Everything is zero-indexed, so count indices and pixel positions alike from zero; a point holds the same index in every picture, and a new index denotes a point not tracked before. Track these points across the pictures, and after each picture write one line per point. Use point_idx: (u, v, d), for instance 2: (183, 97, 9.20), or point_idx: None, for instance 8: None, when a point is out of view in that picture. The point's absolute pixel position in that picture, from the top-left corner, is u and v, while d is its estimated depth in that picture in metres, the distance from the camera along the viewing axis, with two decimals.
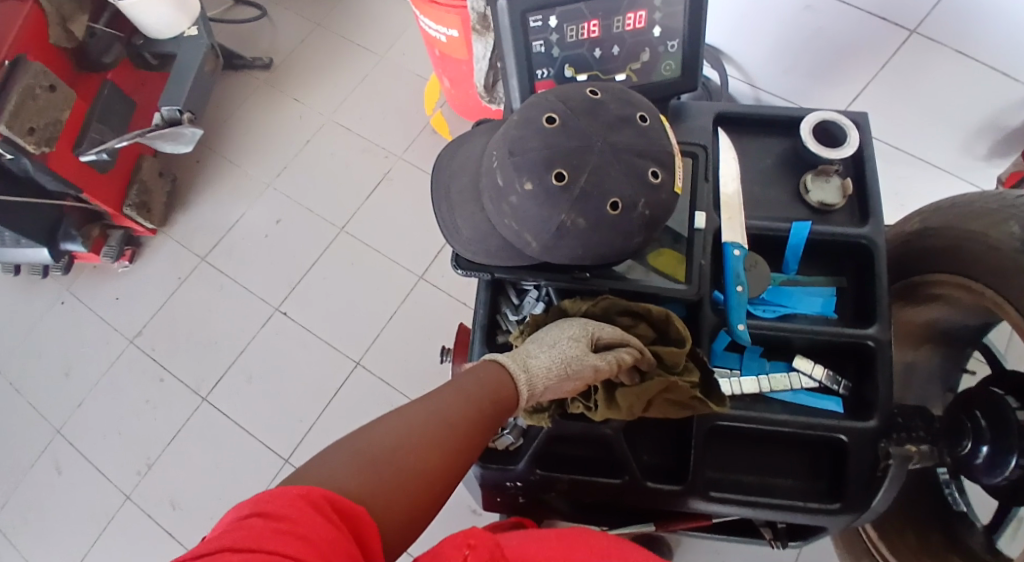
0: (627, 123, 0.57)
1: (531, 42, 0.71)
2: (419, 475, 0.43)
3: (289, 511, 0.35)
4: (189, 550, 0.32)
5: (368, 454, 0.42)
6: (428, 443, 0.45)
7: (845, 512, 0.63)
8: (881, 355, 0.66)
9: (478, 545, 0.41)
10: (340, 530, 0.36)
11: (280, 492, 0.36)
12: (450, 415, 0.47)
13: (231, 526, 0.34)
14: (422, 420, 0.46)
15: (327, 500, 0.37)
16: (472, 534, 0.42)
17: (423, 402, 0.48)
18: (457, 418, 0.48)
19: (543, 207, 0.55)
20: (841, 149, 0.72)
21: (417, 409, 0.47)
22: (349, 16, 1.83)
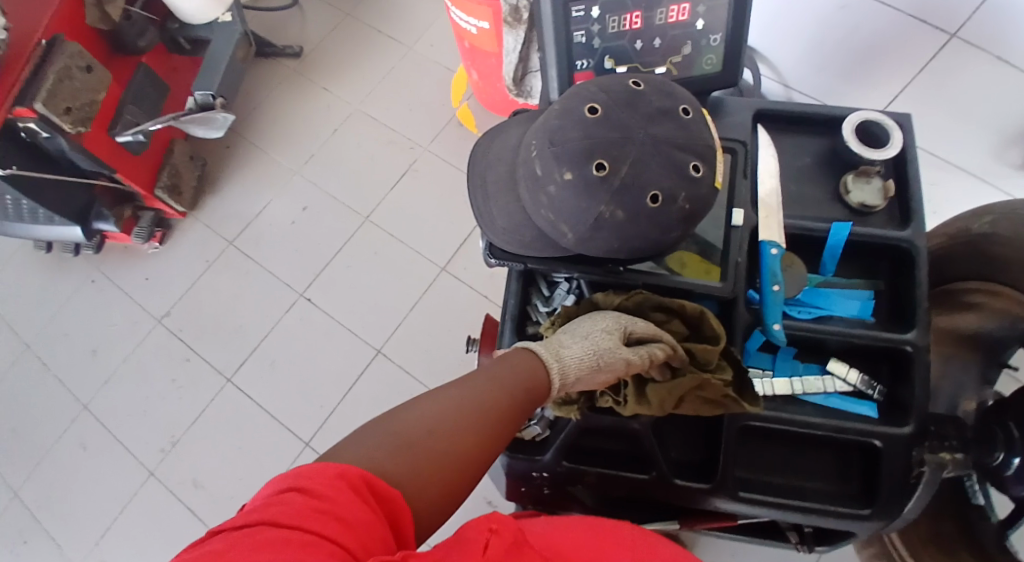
0: (669, 116, 0.56)
1: (571, 32, 0.71)
2: (452, 459, 0.43)
3: (327, 489, 0.35)
4: (227, 521, 0.33)
5: (402, 436, 0.42)
6: (461, 427, 0.45)
7: (876, 518, 0.62)
8: (919, 361, 0.65)
9: (502, 531, 0.39)
10: (374, 512, 0.36)
11: (317, 470, 0.36)
12: (483, 400, 0.47)
13: (268, 501, 0.34)
14: (455, 405, 0.46)
15: (364, 480, 0.37)
16: (496, 519, 0.40)
17: (457, 386, 0.48)
18: (490, 404, 0.47)
19: (582, 198, 0.55)
20: (885, 149, 0.70)
21: (451, 392, 0.47)
22: (380, 5, 1.84)
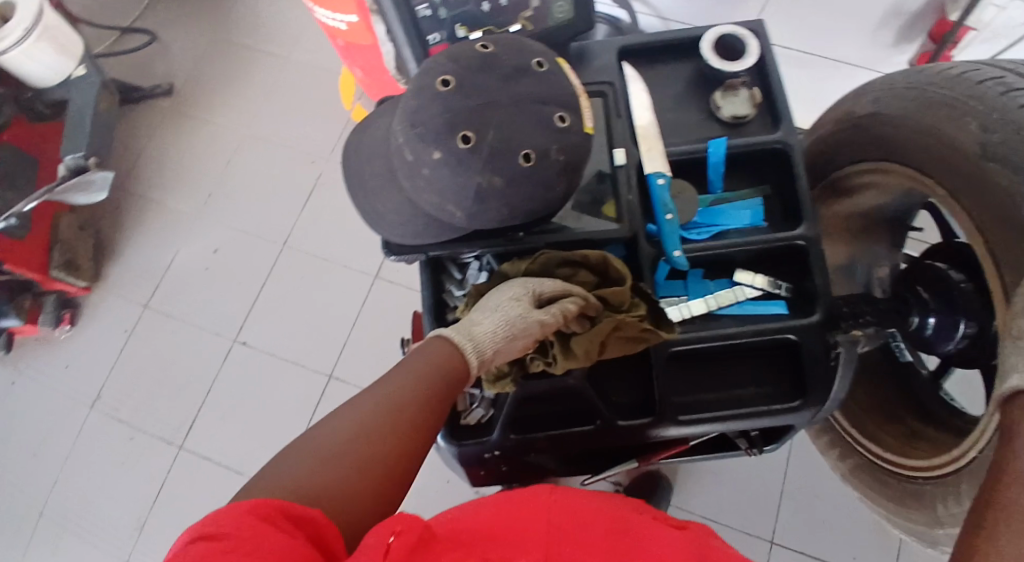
0: (525, 72, 0.56)
1: (415, 7, 0.73)
2: (373, 462, 0.46)
3: (234, 529, 0.36)
4: None
5: (319, 453, 0.44)
6: (382, 429, 0.48)
7: (808, 406, 0.66)
8: (813, 251, 0.69)
9: (405, 531, 0.41)
10: (290, 534, 0.38)
11: (224, 512, 0.37)
12: (400, 398, 0.50)
13: (179, 552, 0.35)
14: (367, 412, 0.48)
15: (277, 509, 0.39)
16: (401, 519, 0.42)
17: (374, 392, 0.51)
18: (403, 402, 0.50)
19: (456, 173, 0.55)
20: (743, 60, 0.74)
21: (369, 399, 0.50)
22: (243, 24, 1.76)
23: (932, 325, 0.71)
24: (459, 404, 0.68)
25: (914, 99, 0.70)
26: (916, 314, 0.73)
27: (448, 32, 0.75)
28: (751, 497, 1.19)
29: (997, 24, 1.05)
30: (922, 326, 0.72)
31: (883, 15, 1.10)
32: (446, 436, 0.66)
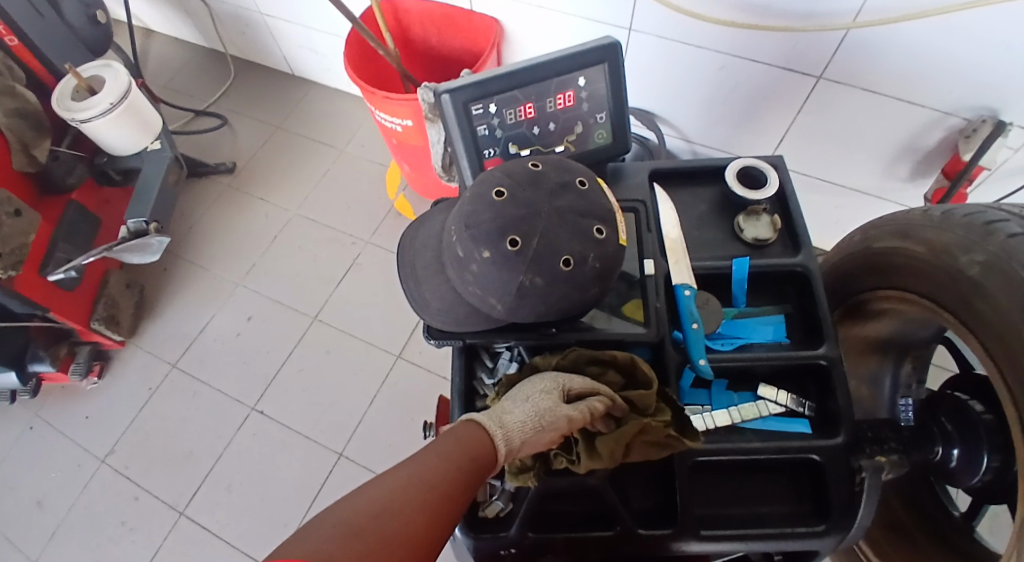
0: (568, 188, 0.62)
1: (475, 127, 0.78)
2: (401, 536, 0.48)
3: None
4: None
5: (352, 521, 0.47)
6: (412, 504, 0.50)
7: (831, 533, 0.65)
8: (836, 372, 0.71)
9: None
10: None
11: None
12: (430, 475, 0.52)
13: None
14: (400, 486, 0.51)
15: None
16: None
17: (407, 467, 0.53)
18: (434, 479, 0.52)
19: (502, 271, 0.59)
20: (764, 190, 0.80)
21: (403, 473, 0.52)
22: (306, 116, 1.93)
23: (956, 456, 0.72)
24: (479, 495, 0.68)
25: (933, 239, 0.75)
26: (939, 444, 0.75)
27: (502, 148, 0.81)
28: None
29: (1009, 167, 1.12)
30: (946, 457, 0.73)
31: (898, 148, 1.21)
32: (464, 528, 0.66)
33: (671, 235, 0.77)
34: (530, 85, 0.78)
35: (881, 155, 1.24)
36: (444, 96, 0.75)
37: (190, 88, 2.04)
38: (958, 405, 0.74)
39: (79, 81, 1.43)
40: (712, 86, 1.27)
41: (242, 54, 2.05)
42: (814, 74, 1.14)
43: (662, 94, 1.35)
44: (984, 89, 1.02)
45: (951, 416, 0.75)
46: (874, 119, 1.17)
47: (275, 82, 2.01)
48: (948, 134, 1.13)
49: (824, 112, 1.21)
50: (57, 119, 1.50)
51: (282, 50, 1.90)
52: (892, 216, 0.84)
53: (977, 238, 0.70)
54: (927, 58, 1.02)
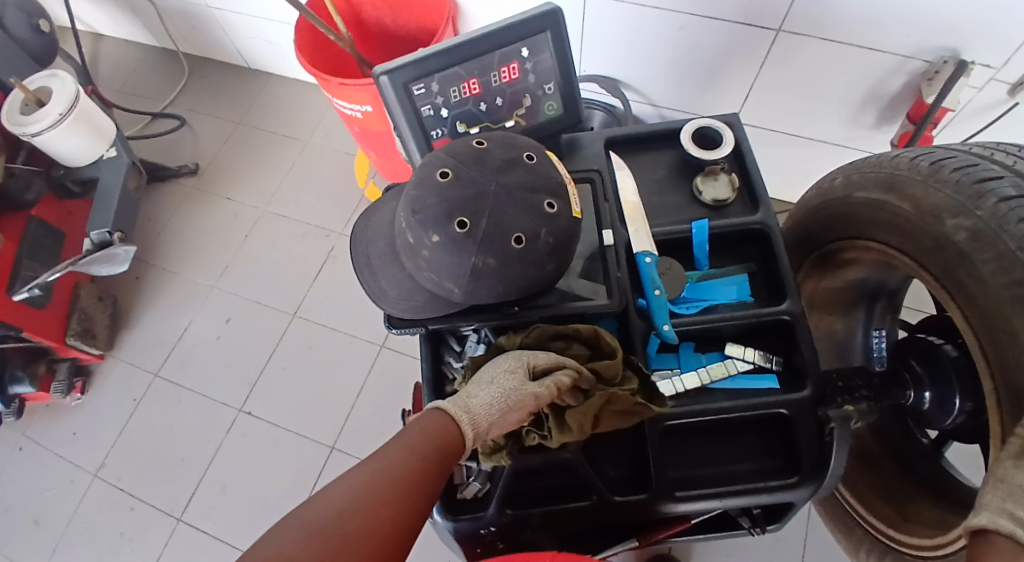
0: (516, 164, 0.61)
1: (419, 108, 0.77)
2: (367, 534, 0.48)
3: None
4: None
5: (316, 523, 0.47)
6: (377, 497, 0.50)
7: (804, 484, 0.66)
8: (799, 326, 0.71)
9: None
10: None
11: None
12: (397, 468, 0.52)
13: None
14: (366, 481, 0.51)
15: None
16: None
17: (372, 461, 0.53)
18: (400, 471, 0.52)
19: (453, 255, 0.58)
20: (719, 150, 0.80)
21: (369, 467, 0.52)
22: (267, 109, 1.88)
23: (929, 399, 0.73)
24: (456, 478, 0.69)
25: (897, 186, 0.73)
26: (911, 388, 0.75)
27: (450, 128, 0.80)
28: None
29: (974, 106, 1.12)
30: (919, 400, 0.74)
31: (864, 96, 1.20)
32: (442, 511, 0.66)
33: (627, 203, 0.77)
34: (471, 61, 0.76)
35: (848, 104, 1.23)
36: (383, 77, 0.73)
37: (145, 89, 1.99)
38: (930, 349, 0.76)
39: (26, 94, 1.39)
40: (674, 48, 1.25)
41: (195, 51, 1.99)
42: (773, 27, 1.13)
43: (624, 59, 1.33)
44: (944, 31, 1.02)
45: (921, 360, 0.76)
46: (836, 68, 1.17)
47: (232, 77, 1.96)
48: (911, 77, 1.12)
49: (785, 65, 1.20)
50: (7, 135, 1.45)
51: (236, 43, 1.85)
52: (841, 169, 0.84)
53: (942, 184, 0.68)
54: (883, 2, 1.01)
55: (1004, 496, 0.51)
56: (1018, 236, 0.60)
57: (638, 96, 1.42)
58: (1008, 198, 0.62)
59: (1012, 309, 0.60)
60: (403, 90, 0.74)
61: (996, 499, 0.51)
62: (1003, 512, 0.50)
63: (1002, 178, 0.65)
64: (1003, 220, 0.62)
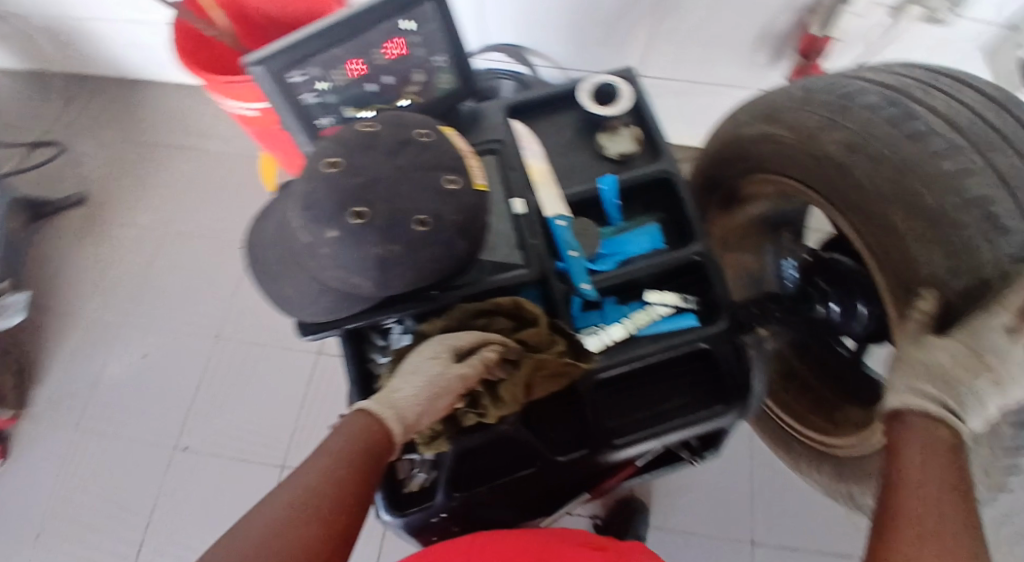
0: (410, 143, 0.59)
1: (302, 96, 0.73)
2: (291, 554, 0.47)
3: None
4: None
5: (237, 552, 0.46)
6: (302, 517, 0.49)
7: (732, 410, 0.69)
8: (709, 264, 0.74)
9: None
10: None
11: None
12: (318, 479, 0.51)
13: None
14: (288, 499, 0.50)
15: None
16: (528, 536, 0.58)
17: (296, 480, 0.51)
18: (321, 482, 0.51)
19: (354, 249, 0.55)
20: (619, 103, 0.79)
21: (294, 486, 0.51)
22: (154, 123, 1.76)
23: (838, 311, 0.77)
24: (399, 473, 0.68)
25: (775, 117, 0.73)
26: (818, 302, 0.80)
27: (338, 113, 0.77)
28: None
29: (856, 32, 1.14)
30: (829, 313, 0.78)
31: (753, 34, 1.23)
32: (389, 509, 0.65)
33: (535, 169, 0.75)
34: (350, 41, 0.72)
35: (738, 44, 1.26)
36: (256, 68, 0.67)
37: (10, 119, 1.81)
38: (829, 265, 0.81)
39: None
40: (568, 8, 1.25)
41: (60, 69, 1.82)
42: None
43: (521, 25, 1.31)
44: None
45: (825, 276, 0.81)
46: (724, 9, 1.18)
47: (105, 91, 1.79)
48: (797, 15, 1.16)
49: (675, 12, 1.21)
50: None
51: (105, 55, 1.71)
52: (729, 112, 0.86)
53: (812, 106, 0.69)
54: None
55: (910, 375, 0.55)
56: (886, 139, 0.61)
57: (545, 61, 1.39)
58: (871, 106, 0.64)
59: (891, 215, 0.60)
60: (280, 82, 0.71)
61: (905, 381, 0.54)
62: (909, 389, 0.54)
63: (865, 89, 0.66)
64: (871, 127, 0.63)
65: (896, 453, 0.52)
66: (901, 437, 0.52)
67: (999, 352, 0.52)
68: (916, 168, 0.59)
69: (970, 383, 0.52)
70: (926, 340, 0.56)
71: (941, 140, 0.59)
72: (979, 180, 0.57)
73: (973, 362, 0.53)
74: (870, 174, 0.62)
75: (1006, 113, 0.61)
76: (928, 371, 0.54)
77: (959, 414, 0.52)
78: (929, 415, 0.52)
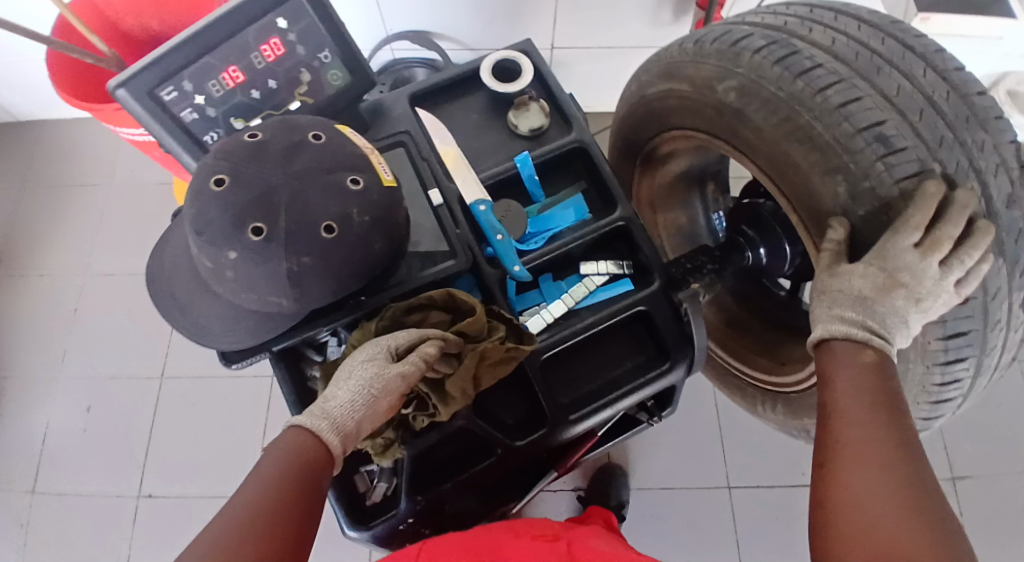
0: (302, 146, 0.56)
1: (178, 113, 0.66)
2: None
3: None
4: None
5: None
6: (233, 549, 0.45)
7: (677, 366, 0.70)
8: (634, 227, 0.74)
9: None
10: None
11: None
12: (265, 498, 0.49)
13: None
14: (233, 523, 0.47)
15: None
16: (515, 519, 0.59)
17: (233, 501, 0.49)
18: (269, 500, 0.48)
19: (260, 266, 0.53)
20: (521, 79, 0.79)
21: (239, 506, 0.48)
22: (54, 163, 1.65)
23: (764, 254, 0.81)
24: (360, 486, 0.66)
25: (675, 73, 0.76)
26: (748, 250, 0.81)
27: (224, 126, 0.69)
28: (690, 550, 1.19)
29: None
30: (757, 257, 0.80)
31: None
32: (350, 523, 0.63)
33: (448, 154, 0.74)
34: (221, 46, 0.64)
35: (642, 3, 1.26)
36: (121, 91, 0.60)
37: None
38: (753, 210, 0.84)
39: None
40: None
41: None
42: None
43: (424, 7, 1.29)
44: None
45: (750, 224, 0.82)
46: None
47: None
48: None
49: None
50: None
51: None
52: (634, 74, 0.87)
53: (706, 56, 0.71)
54: None
55: (830, 305, 0.56)
56: (775, 78, 0.62)
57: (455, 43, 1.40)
58: (758, 49, 0.65)
59: (791, 151, 0.62)
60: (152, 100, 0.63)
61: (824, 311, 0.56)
62: (837, 318, 0.55)
63: (752, 34, 0.67)
64: (760, 69, 0.64)
65: (825, 381, 0.53)
66: (831, 363, 0.54)
67: (911, 270, 0.54)
68: (808, 103, 0.59)
69: (888, 303, 0.54)
70: (839, 270, 0.57)
71: (825, 72, 0.60)
72: (865, 104, 0.57)
73: (888, 284, 0.54)
74: (760, 112, 0.64)
75: (889, 37, 0.62)
76: (850, 299, 0.55)
77: (883, 336, 0.54)
78: (851, 340, 0.54)
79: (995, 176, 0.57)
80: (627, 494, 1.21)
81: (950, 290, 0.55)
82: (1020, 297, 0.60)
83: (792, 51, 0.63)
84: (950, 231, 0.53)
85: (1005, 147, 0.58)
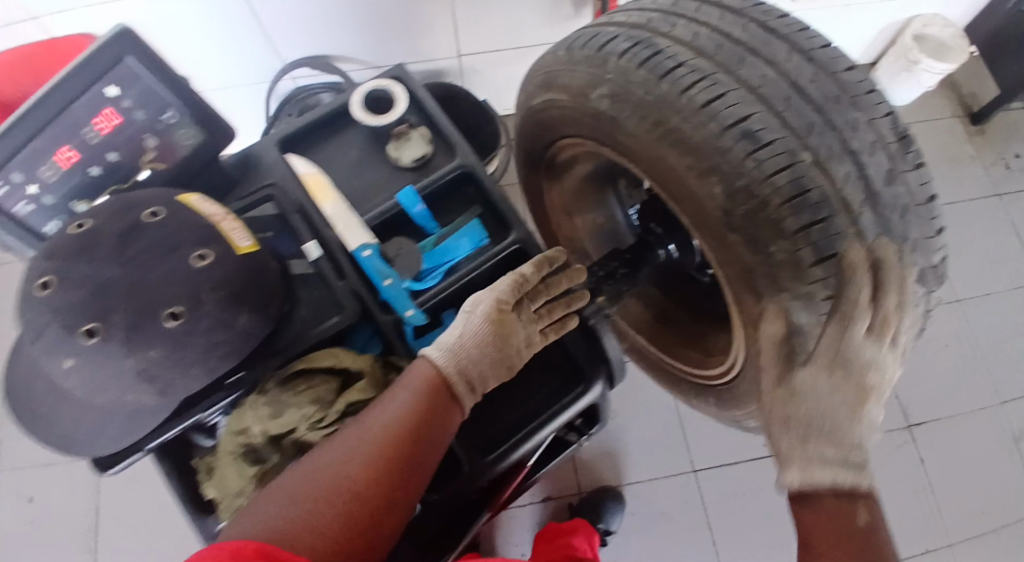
0: (140, 229, 0.52)
1: (10, 208, 0.60)
2: (345, 506, 0.49)
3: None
4: None
5: (306, 487, 0.50)
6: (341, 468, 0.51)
7: (592, 385, 0.71)
8: (531, 248, 0.72)
9: None
10: None
11: (222, 546, 0.43)
12: (372, 428, 0.54)
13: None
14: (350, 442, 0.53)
15: (254, 552, 0.43)
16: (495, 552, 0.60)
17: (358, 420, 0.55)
18: (379, 429, 0.54)
19: (104, 370, 0.49)
20: (395, 109, 0.74)
21: (358, 429, 0.54)
22: None
23: (674, 249, 0.80)
24: None
25: (553, 82, 0.72)
26: (658, 247, 0.81)
27: (67, 211, 0.64)
28: None
29: None
30: (669, 253, 0.80)
31: None
32: None
33: (313, 181, 0.70)
34: (47, 131, 0.58)
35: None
36: None
37: None
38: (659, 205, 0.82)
39: None
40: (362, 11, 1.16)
41: None
42: None
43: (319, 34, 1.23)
44: None
45: (657, 221, 0.81)
46: None
47: None
48: None
49: None
50: None
51: None
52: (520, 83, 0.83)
53: (578, 63, 0.67)
54: None
55: (803, 442, 0.55)
56: (642, 82, 0.59)
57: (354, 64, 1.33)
58: (623, 51, 0.62)
59: (666, 156, 0.60)
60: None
61: (813, 465, 0.54)
62: (812, 456, 0.55)
63: (618, 36, 0.64)
64: (627, 72, 0.61)
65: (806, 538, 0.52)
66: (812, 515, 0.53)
67: (876, 362, 0.56)
68: (674, 105, 0.57)
69: (863, 414, 0.56)
70: (798, 388, 0.56)
71: (688, 70, 0.57)
72: (730, 101, 0.55)
73: (860, 396, 0.55)
74: (635, 119, 0.61)
75: (752, 23, 0.60)
76: (818, 431, 0.55)
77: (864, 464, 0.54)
78: (838, 489, 0.53)
79: (872, 155, 0.55)
80: (615, 521, 1.19)
81: (897, 351, 0.58)
82: (916, 272, 0.58)
83: (656, 51, 0.60)
84: (896, 312, 0.55)
85: (881, 121, 0.56)
